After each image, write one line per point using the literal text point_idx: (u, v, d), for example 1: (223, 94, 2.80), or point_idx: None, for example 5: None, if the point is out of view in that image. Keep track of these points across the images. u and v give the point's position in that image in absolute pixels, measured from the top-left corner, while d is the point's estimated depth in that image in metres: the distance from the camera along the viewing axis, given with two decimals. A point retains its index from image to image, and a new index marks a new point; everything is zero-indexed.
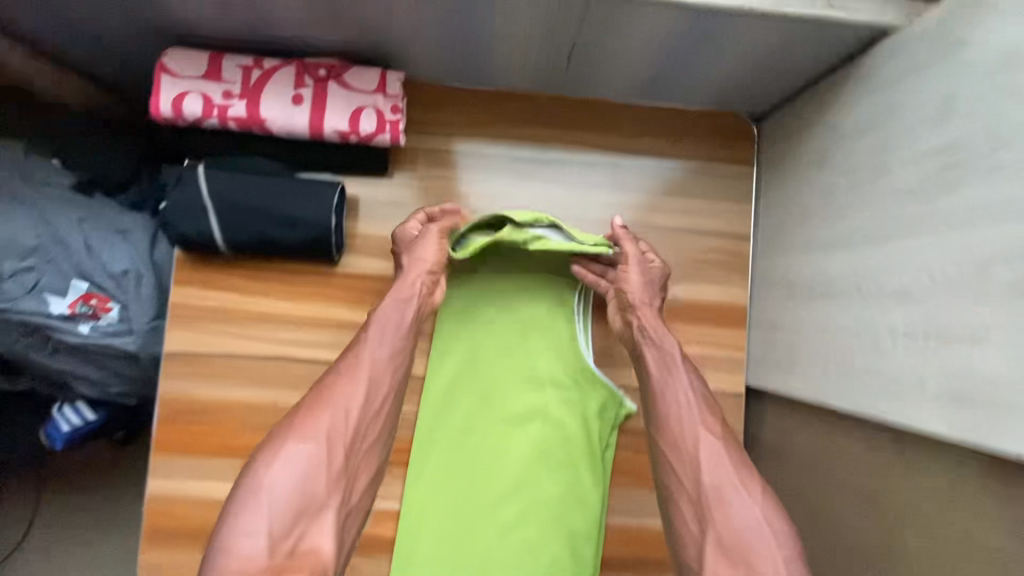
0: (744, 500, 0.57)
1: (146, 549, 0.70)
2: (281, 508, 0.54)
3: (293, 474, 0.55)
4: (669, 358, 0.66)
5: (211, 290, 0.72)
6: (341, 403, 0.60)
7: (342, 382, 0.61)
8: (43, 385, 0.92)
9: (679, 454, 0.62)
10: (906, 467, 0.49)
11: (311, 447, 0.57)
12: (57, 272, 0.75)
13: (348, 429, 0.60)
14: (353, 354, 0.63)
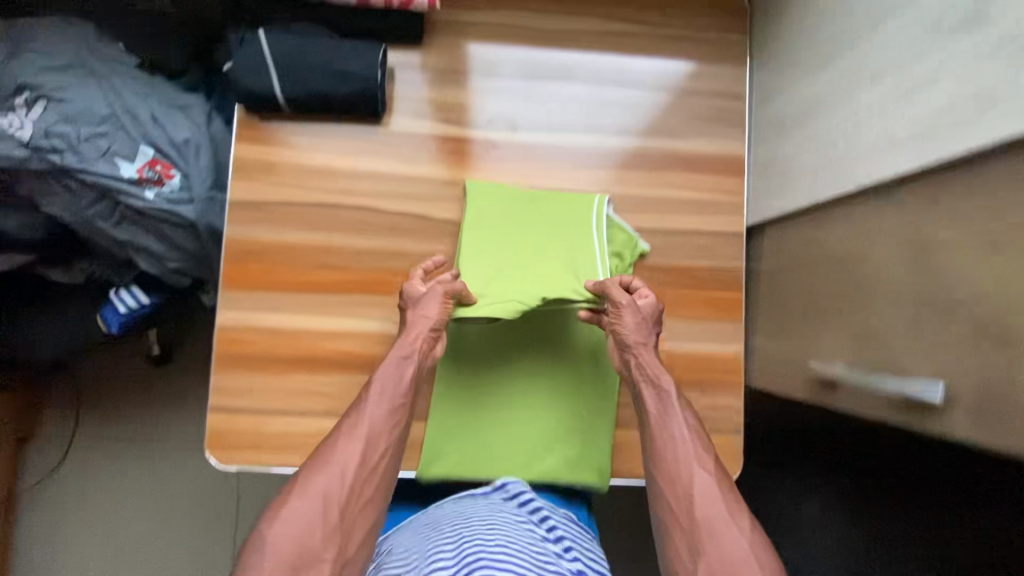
0: (731, 530, 0.64)
1: (218, 373, 0.78)
2: (284, 551, 0.61)
3: (290, 535, 0.62)
4: (661, 405, 0.73)
5: (268, 152, 0.81)
6: (337, 464, 0.67)
7: (343, 456, 0.68)
8: (102, 270, 1.00)
9: (673, 489, 0.68)
10: (879, 211, 0.60)
11: (306, 507, 0.64)
12: (126, 139, 0.84)
13: (346, 480, 0.67)
14: (355, 419, 0.71)
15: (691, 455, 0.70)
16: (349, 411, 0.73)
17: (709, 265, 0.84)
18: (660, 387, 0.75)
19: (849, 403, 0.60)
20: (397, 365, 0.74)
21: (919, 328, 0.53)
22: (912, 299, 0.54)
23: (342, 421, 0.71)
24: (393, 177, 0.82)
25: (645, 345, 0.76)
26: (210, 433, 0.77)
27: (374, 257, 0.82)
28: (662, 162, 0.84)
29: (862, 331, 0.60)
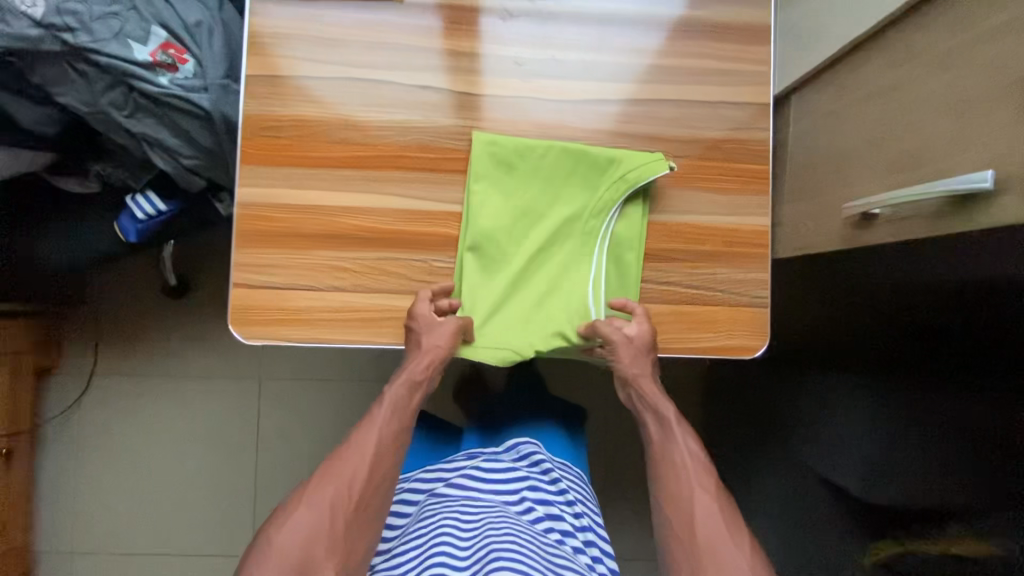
0: (735, 556, 0.64)
1: (239, 248, 0.77)
2: (286, 558, 0.64)
3: (291, 546, 0.65)
4: (671, 434, 0.73)
5: (283, 24, 0.79)
6: (342, 479, 0.69)
7: (346, 472, 0.69)
8: (118, 172, 0.99)
9: (681, 510, 0.68)
10: (917, 28, 0.58)
11: (312, 513, 0.67)
12: (138, 20, 0.83)
13: (348, 496, 0.68)
14: (360, 436, 0.72)
15: (700, 479, 0.70)
16: (359, 425, 0.74)
17: (735, 135, 0.82)
18: (670, 413, 0.75)
19: (889, 233, 0.59)
20: (403, 389, 0.74)
21: (969, 129, 0.51)
22: (960, 100, 0.53)
23: (355, 429, 0.73)
24: (409, 49, 0.80)
25: (648, 379, 0.77)
26: (233, 308, 0.77)
27: (393, 131, 0.80)
28: (685, 31, 0.82)
29: (905, 155, 0.59)
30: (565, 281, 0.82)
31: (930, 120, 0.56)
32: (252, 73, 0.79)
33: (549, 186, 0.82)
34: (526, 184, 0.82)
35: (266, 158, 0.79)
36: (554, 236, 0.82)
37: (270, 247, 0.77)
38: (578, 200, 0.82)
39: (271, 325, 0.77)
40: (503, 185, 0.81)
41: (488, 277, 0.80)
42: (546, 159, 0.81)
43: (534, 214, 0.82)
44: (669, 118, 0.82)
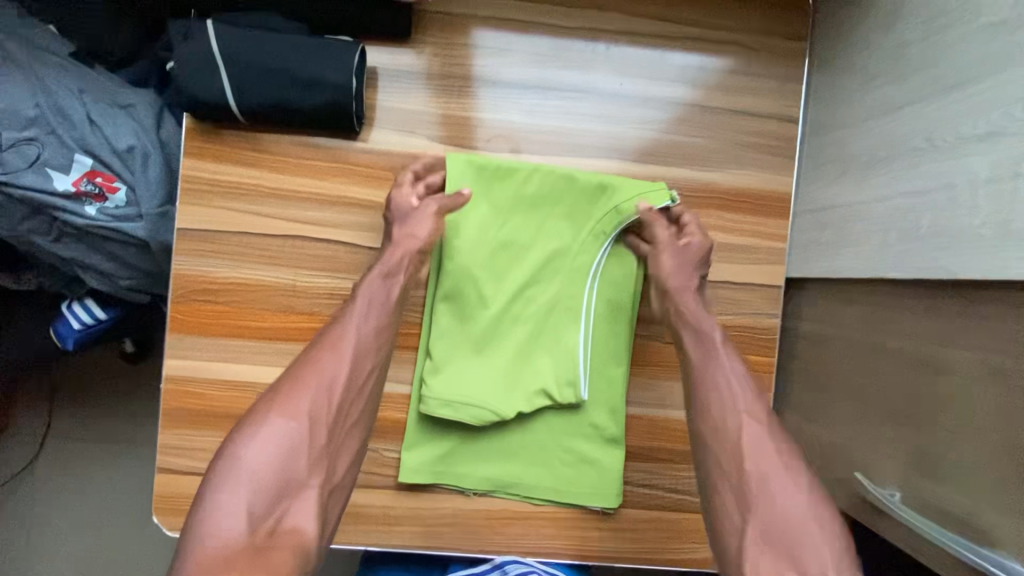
0: (785, 501, 0.55)
1: (166, 428, 0.68)
2: (259, 480, 0.53)
3: (264, 460, 0.54)
4: (711, 338, 0.64)
5: (227, 173, 0.68)
6: (320, 386, 0.59)
7: (330, 367, 0.60)
8: (51, 282, 0.89)
9: (725, 459, 0.59)
10: (964, 311, 0.47)
11: (290, 424, 0.56)
12: (58, 146, 0.71)
13: (332, 395, 0.59)
14: (335, 335, 0.62)
15: (748, 422, 0.60)
16: (329, 324, 0.63)
17: (739, 322, 0.72)
18: (701, 327, 0.65)
19: (906, 542, 0.50)
20: (378, 300, 0.64)
21: (1010, 484, 0.42)
22: (999, 441, 0.43)
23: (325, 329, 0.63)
24: (370, 205, 0.69)
25: (685, 291, 0.67)
26: (157, 496, 0.68)
27: (349, 299, 0.69)
28: (691, 197, 0.71)
29: (926, 458, 0.49)
30: (551, 328, 0.72)
31: (955, 435, 0.47)
32: (187, 228, 0.68)
33: (534, 218, 0.71)
34: (510, 216, 0.71)
35: (198, 323, 0.68)
36: (539, 273, 0.72)
37: (203, 428, 0.68)
38: (565, 235, 0.71)
39: None
40: (481, 219, 0.70)
41: (462, 326, 0.70)
42: (530, 190, 0.70)
43: (517, 245, 0.71)
44: None
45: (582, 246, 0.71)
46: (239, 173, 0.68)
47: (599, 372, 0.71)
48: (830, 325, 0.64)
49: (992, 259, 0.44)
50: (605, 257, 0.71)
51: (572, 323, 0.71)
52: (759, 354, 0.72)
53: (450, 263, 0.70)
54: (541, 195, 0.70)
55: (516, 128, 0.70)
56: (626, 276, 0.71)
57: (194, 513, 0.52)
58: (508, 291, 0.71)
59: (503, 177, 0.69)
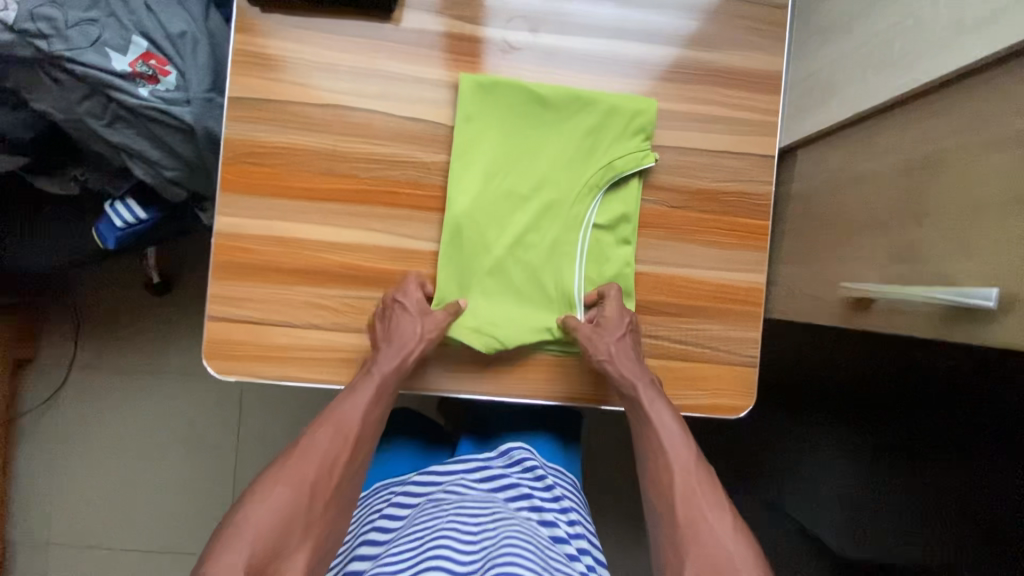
0: (716, 529, 0.62)
1: (216, 280, 0.75)
2: (258, 543, 0.59)
3: (264, 524, 0.60)
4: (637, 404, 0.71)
5: (272, 47, 0.75)
6: (325, 458, 0.65)
7: (330, 448, 0.66)
8: (96, 178, 0.95)
9: (659, 492, 0.66)
10: (931, 113, 0.55)
11: (291, 496, 0.62)
12: (117, 28, 0.79)
13: (333, 473, 0.65)
14: (346, 404, 0.68)
15: (681, 463, 0.67)
16: (341, 396, 0.70)
17: (735, 187, 0.79)
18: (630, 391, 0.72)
19: (880, 324, 0.57)
20: (393, 364, 0.71)
21: (966, 241, 0.49)
22: (963, 205, 0.50)
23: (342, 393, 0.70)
24: (401, 79, 0.76)
25: (614, 359, 0.72)
26: (207, 341, 0.74)
27: (382, 163, 0.76)
28: (690, 75, 0.78)
29: (901, 247, 0.56)
30: (558, 221, 0.78)
31: (927, 217, 0.54)
32: (236, 96, 0.75)
33: (540, 123, 0.78)
34: (516, 121, 0.77)
35: (246, 183, 0.75)
36: (548, 171, 0.78)
37: (250, 279, 0.75)
38: (570, 136, 0.78)
39: (248, 360, 0.75)
40: (490, 128, 0.77)
41: (476, 231, 0.76)
42: (529, 99, 0.77)
43: (526, 150, 0.78)
44: (670, 166, 0.79)
45: (580, 146, 0.78)
46: (283, 47, 0.75)
47: (605, 247, 0.78)
48: (821, 174, 0.71)
49: (953, 56, 0.51)
50: (603, 148, 0.78)
51: (578, 213, 0.78)
52: (754, 216, 0.79)
53: (459, 173, 0.76)
54: (547, 94, 0.76)
55: (534, 9, 0.77)
56: (628, 159, 0.77)
57: (213, 541, 0.60)
58: (519, 188, 0.78)
59: (503, 86, 0.76)
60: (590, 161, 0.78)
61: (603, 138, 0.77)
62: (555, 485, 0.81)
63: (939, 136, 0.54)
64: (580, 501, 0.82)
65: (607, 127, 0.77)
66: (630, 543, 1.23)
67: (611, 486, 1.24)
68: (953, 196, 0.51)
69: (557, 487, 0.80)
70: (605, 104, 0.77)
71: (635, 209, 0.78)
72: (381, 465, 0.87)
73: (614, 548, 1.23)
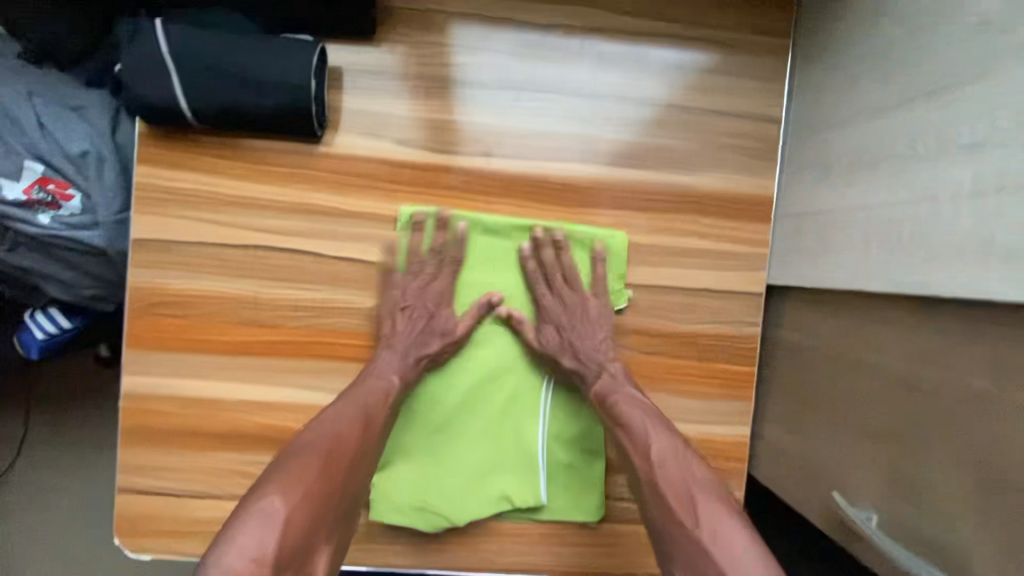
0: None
1: (126, 447, 0.66)
2: (292, 531, 0.49)
3: (293, 508, 0.50)
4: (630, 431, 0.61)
5: (182, 181, 0.65)
6: (330, 450, 0.56)
7: (341, 432, 0.58)
8: (9, 291, 0.86)
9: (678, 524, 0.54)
10: (940, 328, 0.45)
11: (308, 486, 0.52)
12: (7, 152, 0.68)
13: (354, 455, 0.58)
14: (324, 420, 0.59)
15: (689, 479, 0.56)
16: (314, 423, 0.59)
17: (717, 330, 0.69)
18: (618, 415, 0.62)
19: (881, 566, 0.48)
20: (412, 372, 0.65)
21: (984, 519, 0.40)
22: (978, 467, 0.41)
23: (362, 378, 0.63)
24: (333, 214, 0.66)
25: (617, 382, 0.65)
26: (118, 517, 0.66)
27: (313, 311, 0.66)
28: (668, 202, 0.68)
29: (901, 483, 0.48)
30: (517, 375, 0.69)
31: (931, 456, 0.45)
32: (142, 237, 0.65)
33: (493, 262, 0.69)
34: (466, 261, 0.69)
35: (157, 337, 0.65)
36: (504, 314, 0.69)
37: (165, 446, 0.66)
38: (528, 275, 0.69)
39: (164, 537, 0.66)
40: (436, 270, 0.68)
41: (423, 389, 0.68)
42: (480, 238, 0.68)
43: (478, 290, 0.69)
44: (643, 307, 0.69)
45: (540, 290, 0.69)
46: (194, 181, 0.65)
47: (570, 401, 0.70)
48: (811, 337, 0.62)
49: (971, 277, 0.42)
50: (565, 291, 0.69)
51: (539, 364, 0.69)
52: (739, 363, 0.70)
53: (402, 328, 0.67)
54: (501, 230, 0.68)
55: (502, 130, 0.67)
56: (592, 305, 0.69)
57: (219, 543, 0.47)
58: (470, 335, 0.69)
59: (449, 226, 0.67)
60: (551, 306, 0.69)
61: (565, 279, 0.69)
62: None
63: (946, 362, 0.44)
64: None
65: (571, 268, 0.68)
66: None
67: None
68: (963, 449, 0.42)
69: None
70: (566, 244, 0.68)
71: None
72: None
73: None
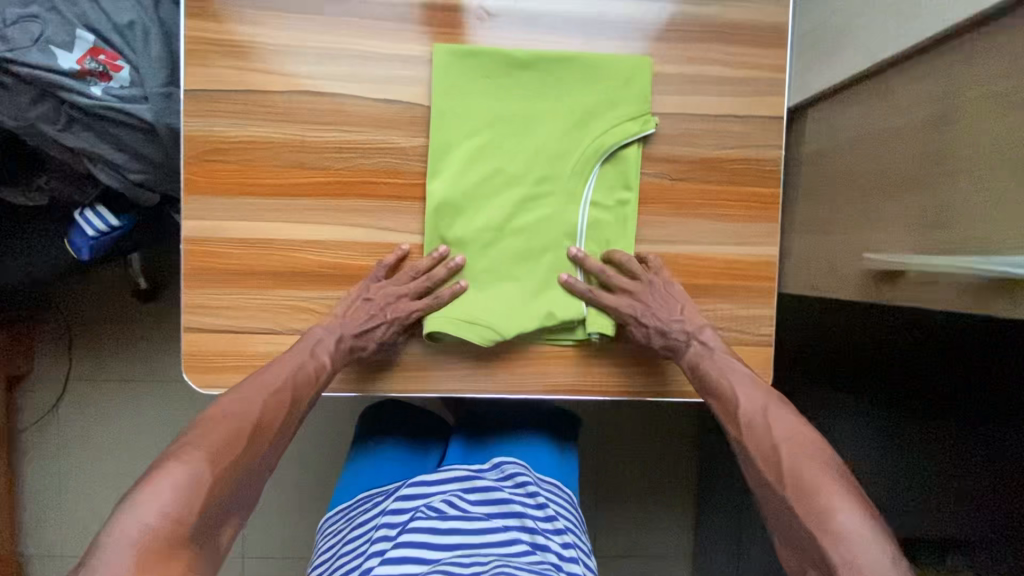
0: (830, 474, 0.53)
1: (189, 288, 0.70)
2: (191, 496, 0.48)
3: (198, 475, 0.50)
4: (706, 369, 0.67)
5: (229, 32, 0.69)
6: (238, 420, 0.57)
7: (264, 405, 0.60)
8: (61, 187, 0.90)
9: (752, 445, 0.59)
10: (966, 54, 0.49)
11: (195, 458, 0.51)
12: (60, 22, 0.73)
13: (269, 424, 0.60)
14: (240, 396, 0.60)
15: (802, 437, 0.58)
16: (229, 395, 0.60)
17: (741, 154, 0.73)
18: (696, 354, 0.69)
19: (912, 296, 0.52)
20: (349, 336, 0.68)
21: (1014, 201, 0.45)
22: (1007, 160, 0.46)
23: (291, 350, 0.67)
24: (372, 57, 0.70)
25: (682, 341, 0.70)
26: (186, 355, 0.70)
27: (357, 152, 0.70)
28: (688, 32, 0.71)
29: (935, 209, 0.52)
30: (554, 197, 0.72)
31: (962, 175, 0.49)
32: (194, 87, 0.69)
33: (531, 90, 0.71)
34: (504, 89, 0.71)
35: (214, 182, 0.69)
36: (543, 139, 0.71)
37: (227, 285, 0.70)
38: (565, 100, 0.71)
39: (230, 372, 0.71)
40: (476, 98, 0.70)
41: (466, 216, 0.71)
42: (513, 66, 0.70)
43: (517, 117, 0.71)
44: (669, 135, 0.72)
45: (571, 112, 0.71)
46: (240, 32, 0.69)
47: (607, 220, 0.72)
48: (835, 131, 0.66)
49: None
50: (596, 111, 0.71)
51: (576, 183, 0.72)
52: (764, 184, 0.73)
53: (443, 157, 0.70)
54: (535, 58, 0.70)
55: None
56: (624, 121, 0.71)
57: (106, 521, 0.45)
58: (512, 160, 0.71)
59: (482, 55, 0.70)
60: (584, 127, 0.71)
61: (600, 101, 0.71)
62: (548, 502, 0.77)
63: (974, 82, 0.49)
64: (576, 520, 0.79)
65: (605, 90, 0.71)
66: (644, 526, 1.21)
67: (624, 471, 1.20)
68: (993, 150, 0.47)
69: (550, 505, 0.77)
70: (596, 65, 0.71)
71: (636, 174, 0.72)
72: (366, 466, 0.85)
73: (627, 533, 1.21)
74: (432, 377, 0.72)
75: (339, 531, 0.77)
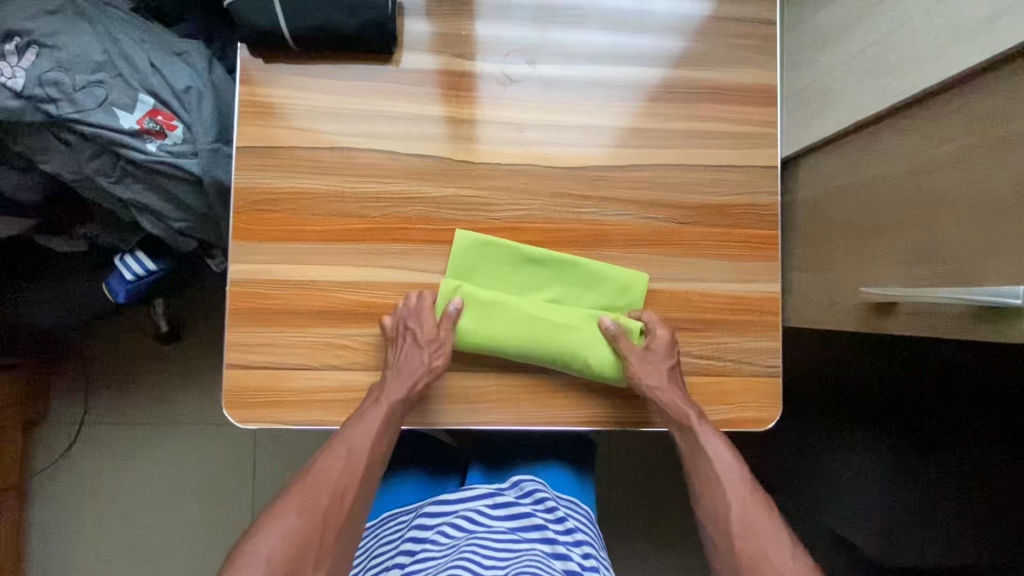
0: (777, 553, 0.65)
1: (232, 327, 0.75)
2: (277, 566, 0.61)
3: (287, 547, 0.62)
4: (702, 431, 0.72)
5: (281, 97, 0.76)
6: (326, 480, 0.67)
7: (339, 467, 0.67)
8: (104, 235, 0.96)
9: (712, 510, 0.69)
10: (939, 114, 0.57)
11: (287, 528, 0.63)
12: (123, 87, 0.80)
13: (351, 487, 0.67)
14: (330, 456, 0.68)
15: (744, 502, 0.69)
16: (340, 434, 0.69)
17: (741, 200, 0.80)
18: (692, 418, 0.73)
19: (911, 326, 0.60)
20: (407, 386, 0.71)
21: (991, 239, 0.52)
22: (980, 201, 0.53)
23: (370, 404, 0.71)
24: (405, 117, 0.77)
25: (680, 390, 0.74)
26: (227, 390, 0.74)
27: (392, 201, 0.77)
28: (687, 93, 0.80)
29: (922, 248, 0.59)
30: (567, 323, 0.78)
31: (947, 216, 0.56)
32: (246, 144, 0.76)
33: (544, 268, 0.78)
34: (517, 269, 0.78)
35: (258, 228, 0.75)
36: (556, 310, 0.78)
37: (265, 324, 0.75)
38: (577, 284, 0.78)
39: (267, 407, 0.74)
40: (494, 274, 0.78)
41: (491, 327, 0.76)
42: (544, 133, 0.79)
43: (532, 289, 0.78)
44: (677, 183, 0.79)
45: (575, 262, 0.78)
46: (289, 97, 0.77)
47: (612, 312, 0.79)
48: (825, 179, 0.73)
49: (958, 58, 0.54)
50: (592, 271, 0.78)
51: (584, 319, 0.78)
52: (763, 228, 0.80)
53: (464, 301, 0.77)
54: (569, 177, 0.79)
55: (539, 41, 0.79)
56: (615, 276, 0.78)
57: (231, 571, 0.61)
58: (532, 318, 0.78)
59: (514, 122, 0.78)
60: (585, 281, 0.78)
61: (600, 294, 0.78)
62: (567, 516, 0.80)
63: (950, 136, 0.56)
64: (594, 534, 0.81)
65: (606, 292, 0.78)
66: (659, 562, 1.21)
67: (635, 507, 1.21)
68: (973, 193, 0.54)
69: (569, 520, 0.80)
70: (614, 129, 0.79)
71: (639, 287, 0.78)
72: (389, 489, 0.87)
73: (639, 570, 1.21)
74: (463, 408, 0.76)
75: (365, 549, 0.79)
